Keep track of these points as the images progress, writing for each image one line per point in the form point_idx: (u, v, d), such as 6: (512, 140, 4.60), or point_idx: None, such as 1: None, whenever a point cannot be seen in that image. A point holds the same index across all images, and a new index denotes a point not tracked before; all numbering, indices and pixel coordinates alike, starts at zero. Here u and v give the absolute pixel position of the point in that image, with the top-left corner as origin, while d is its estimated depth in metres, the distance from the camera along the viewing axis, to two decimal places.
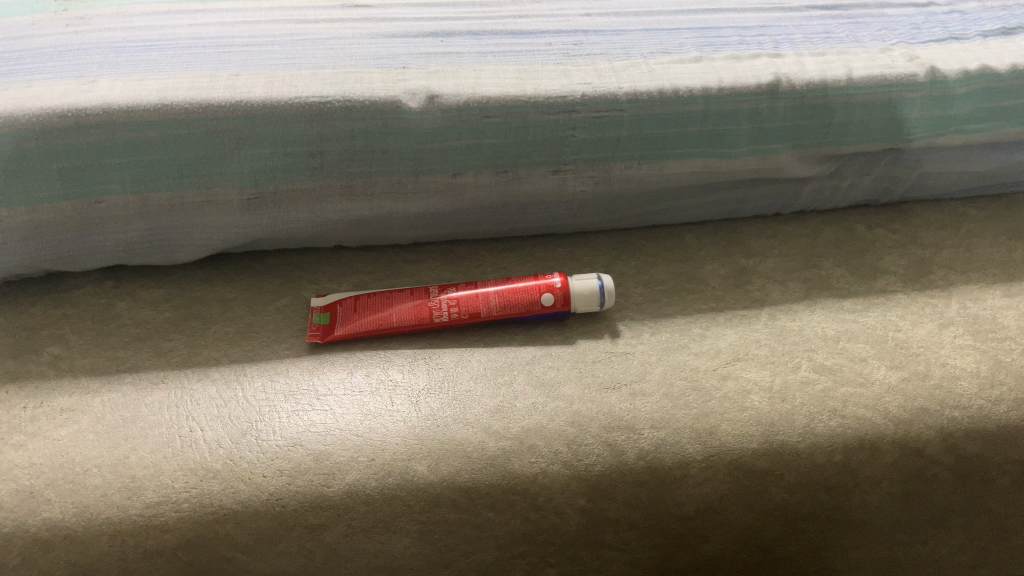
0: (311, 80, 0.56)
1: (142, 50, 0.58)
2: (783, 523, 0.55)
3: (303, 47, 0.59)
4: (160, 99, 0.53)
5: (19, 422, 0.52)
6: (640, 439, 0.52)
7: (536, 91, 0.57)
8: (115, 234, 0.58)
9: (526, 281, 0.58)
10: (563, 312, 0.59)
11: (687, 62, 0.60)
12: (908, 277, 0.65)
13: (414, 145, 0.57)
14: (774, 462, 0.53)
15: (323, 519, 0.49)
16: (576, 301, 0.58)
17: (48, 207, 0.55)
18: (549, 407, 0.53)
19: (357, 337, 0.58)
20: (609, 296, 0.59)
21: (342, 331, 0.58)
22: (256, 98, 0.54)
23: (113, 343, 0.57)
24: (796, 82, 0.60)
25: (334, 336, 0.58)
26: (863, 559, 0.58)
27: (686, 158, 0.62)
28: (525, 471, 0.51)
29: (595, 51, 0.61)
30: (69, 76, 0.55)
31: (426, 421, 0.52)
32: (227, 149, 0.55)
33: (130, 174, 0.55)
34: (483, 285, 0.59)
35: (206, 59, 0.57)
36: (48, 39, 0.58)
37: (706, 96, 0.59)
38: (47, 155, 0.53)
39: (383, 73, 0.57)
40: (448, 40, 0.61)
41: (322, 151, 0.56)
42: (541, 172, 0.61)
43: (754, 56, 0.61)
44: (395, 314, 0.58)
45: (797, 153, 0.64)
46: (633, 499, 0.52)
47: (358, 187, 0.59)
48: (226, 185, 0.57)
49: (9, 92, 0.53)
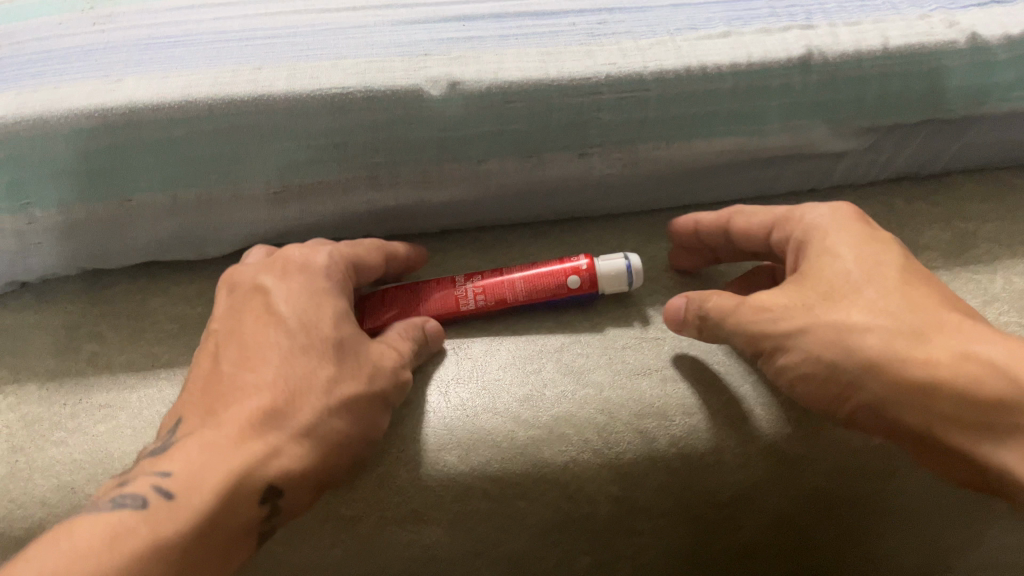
0: (332, 71, 0.55)
1: (167, 47, 0.58)
2: (821, 508, 0.54)
3: (324, 38, 0.59)
4: (184, 96, 0.53)
5: (60, 419, 0.53)
6: (671, 426, 0.51)
7: (559, 74, 0.56)
8: (147, 232, 0.59)
9: (551, 264, 0.57)
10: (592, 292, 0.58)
11: (715, 38, 0.59)
12: (951, 252, 0.63)
13: (437, 133, 0.57)
14: (808, 447, 0.51)
15: (356, 510, 0.49)
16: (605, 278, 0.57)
17: (81, 209, 0.56)
18: (578, 395, 0.53)
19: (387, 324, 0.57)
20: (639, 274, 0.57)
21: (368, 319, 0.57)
22: (277, 92, 0.54)
23: (148, 339, 0.58)
24: (829, 55, 0.58)
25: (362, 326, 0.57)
26: (902, 540, 0.57)
27: (714, 137, 0.61)
28: (555, 459, 0.50)
29: (620, 29, 0.59)
30: (95, 76, 0.55)
31: (455, 411, 0.52)
32: (251, 144, 0.55)
33: (159, 173, 0.56)
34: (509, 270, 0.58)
35: (230, 53, 0.57)
36: (75, 39, 0.59)
37: (735, 72, 0.57)
38: (78, 158, 0.54)
39: (404, 61, 0.56)
40: (470, 24, 0.60)
41: (345, 142, 0.56)
42: (567, 156, 0.60)
43: (785, 28, 0.59)
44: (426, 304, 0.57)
45: (831, 127, 0.62)
46: (665, 487, 0.51)
47: (383, 178, 0.59)
48: (253, 180, 0.57)
49: (38, 95, 0.53)
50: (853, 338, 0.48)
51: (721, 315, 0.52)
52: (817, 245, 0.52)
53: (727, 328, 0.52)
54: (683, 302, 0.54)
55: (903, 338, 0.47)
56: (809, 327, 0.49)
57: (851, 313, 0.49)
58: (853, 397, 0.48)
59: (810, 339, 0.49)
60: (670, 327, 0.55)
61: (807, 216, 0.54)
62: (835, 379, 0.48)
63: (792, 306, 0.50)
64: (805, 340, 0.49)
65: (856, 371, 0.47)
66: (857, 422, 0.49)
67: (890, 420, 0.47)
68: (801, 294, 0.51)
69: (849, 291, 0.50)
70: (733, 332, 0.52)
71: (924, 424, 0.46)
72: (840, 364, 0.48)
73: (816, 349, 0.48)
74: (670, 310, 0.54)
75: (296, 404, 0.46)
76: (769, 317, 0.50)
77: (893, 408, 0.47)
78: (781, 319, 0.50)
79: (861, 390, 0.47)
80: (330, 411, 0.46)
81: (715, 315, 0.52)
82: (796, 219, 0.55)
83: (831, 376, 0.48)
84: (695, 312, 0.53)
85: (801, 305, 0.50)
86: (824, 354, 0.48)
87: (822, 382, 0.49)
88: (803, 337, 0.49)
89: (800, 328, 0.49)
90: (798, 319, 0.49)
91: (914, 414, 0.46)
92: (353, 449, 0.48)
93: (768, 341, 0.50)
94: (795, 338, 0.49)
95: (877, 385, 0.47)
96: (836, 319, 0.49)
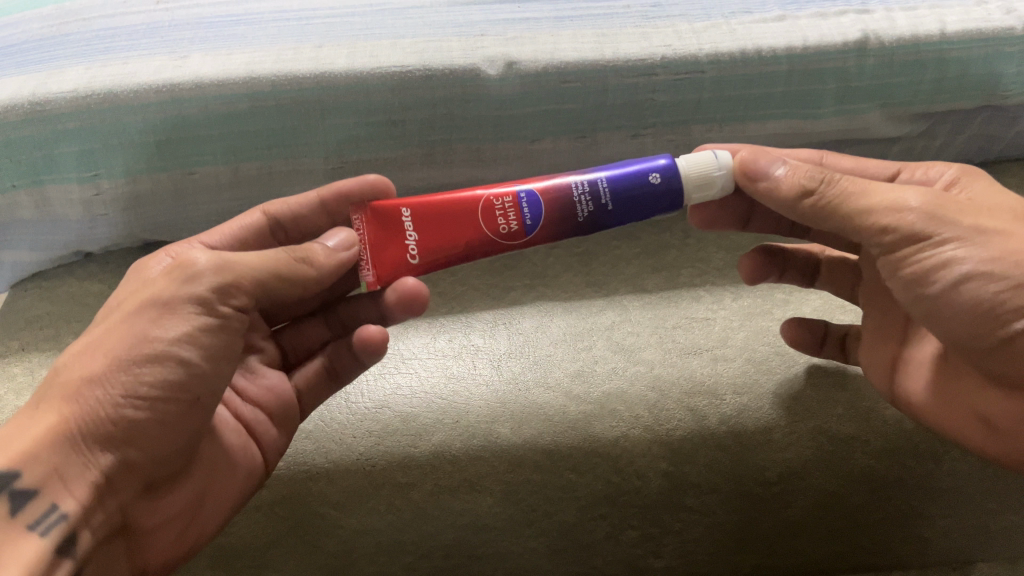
0: (391, 50, 0.56)
1: (229, 25, 0.59)
2: (870, 490, 0.53)
3: (382, 17, 0.60)
4: (249, 72, 0.55)
5: None
6: (722, 404, 0.53)
7: (615, 55, 0.56)
8: (208, 204, 0.60)
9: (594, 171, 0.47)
10: (666, 168, 0.46)
11: (770, 21, 0.59)
12: None
13: (493, 111, 0.57)
14: (858, 428, 0.53)
15: (410, 478, 0.51)
16: (691, 175, 0.46)
17: (147, 179, 0.57)
18: (630, 371, 0.55)
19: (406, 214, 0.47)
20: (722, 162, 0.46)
21: (387, 205, 0.47)
22: (338, 69, 0.55)
23: None
24: (885, 38, 0.58)
25: (377, 214, 0.47)
26: (955, 526, 0.56)
27: (768, 120, 0.61)
28: (607, 434, 0.52)
29: (674, 12, 0.60)
30: (162, 52, 0.57)
31: (509, 385, 0.54)
32: (312, 119, 0.56)
33: (222, 145, 0.57)
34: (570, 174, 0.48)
35: (290, 32, 0.58)
36: (141, 17, 0.60)
37: (791, 55, 0.57)
38: (145, 129, 0.55)
39: (461, 41, 0.57)
40: (525, 6, 0.60)
41: (403, 119, 0.57)
42: (621, 137, 0.61)
43: (841, 13, 0.59)
44: (460, 198, 0.47)
45: (886, 112, 0.61)
46: (715, 463, 0.52)
47: (439, 154, 0.60)
48: (312, 155, 0.58)
49: (108, 70, 0.55)
50: None
51: (851, 190, 0.43)
52: (978, 186, 0.47)
53: (858, 200, 0.42)
54: (779, 173, 0.44)
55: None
56: (1009, 234, 0.41)
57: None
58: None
59: (1008, 244, 0.40)
60: (758, 192, 0.45)
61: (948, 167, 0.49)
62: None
63: (976, 212, 0.42)
64: (995, 243, 0.40)
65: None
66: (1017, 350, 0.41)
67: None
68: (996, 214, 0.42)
69: None
70: (868, 209, 0.42)
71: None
72: None
73: (1013, 254, 0.40)
74: (748, 161, 0.46)
75: (50, 387, 0.41)
76: (952, 210, 0.41)
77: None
78: (969, 217, 0.41)
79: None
80: (88, 359, 0.41)
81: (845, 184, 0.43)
82: (928, 170, 0.49)
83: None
84: (803, 179, 0.44)
85: (994, 216, 0.42)
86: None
87: (1005, 290, 0.39)
88: (996, 241, 0.40)
89: (993, 231, 0.41)
90: (996, 227, 0.41)
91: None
92: (128, 378, 0.40)
93: (946, 228, 0.41)
94: (987, 236, 0.40)
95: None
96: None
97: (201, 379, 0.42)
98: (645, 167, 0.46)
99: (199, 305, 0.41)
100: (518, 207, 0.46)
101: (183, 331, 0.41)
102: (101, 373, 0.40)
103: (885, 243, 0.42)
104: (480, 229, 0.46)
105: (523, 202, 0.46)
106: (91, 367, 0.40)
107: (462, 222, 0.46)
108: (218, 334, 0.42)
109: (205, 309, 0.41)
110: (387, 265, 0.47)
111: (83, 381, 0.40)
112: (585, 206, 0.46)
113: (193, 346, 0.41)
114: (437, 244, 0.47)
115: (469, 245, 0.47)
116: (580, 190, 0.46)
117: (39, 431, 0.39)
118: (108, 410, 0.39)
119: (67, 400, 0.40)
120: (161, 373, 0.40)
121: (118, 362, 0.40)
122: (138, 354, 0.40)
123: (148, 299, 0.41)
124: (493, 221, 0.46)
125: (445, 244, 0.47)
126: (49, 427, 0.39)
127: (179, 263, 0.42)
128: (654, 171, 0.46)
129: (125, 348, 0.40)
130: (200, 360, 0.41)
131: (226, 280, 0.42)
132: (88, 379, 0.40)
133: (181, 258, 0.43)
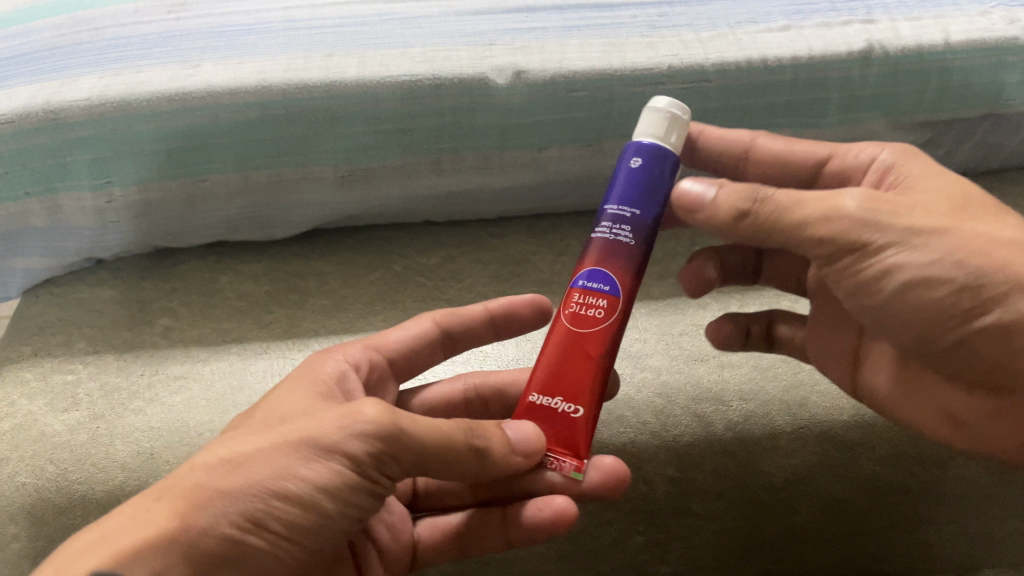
0: (401, 59, 0.57)
1: (241, 34, 0.60)
2: (874, 495, 0.54)
3: (391, 27, 0.60)
4: (259, 80, 0.55)
5: (138, 389, 0.56)
6: (728, 411, 0.54)
7: (622, 64, 0.57)
8: (218, 211, 0.60)
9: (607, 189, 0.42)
10: (640, 147, 0.42)
11: (775, 31, 0.59)
12: None
13: (501, 119, 0.58)
14: (864, 435, 0.54)
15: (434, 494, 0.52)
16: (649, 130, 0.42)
17: (157, 186, 0.58)
18: (636, 378, 0.55)
19: (535, 391, 0.42)
20: (669, 105, 0.42)
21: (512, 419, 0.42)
22: (349, 78, 0.56)
23: (219, 316, 0.60)
24: (889, 48, 0.58)
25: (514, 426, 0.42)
26: (960, 533, 0.56)
27: (774, 129, 0.61)
28: (614, 440, 0.53)
29: (680, 22, 0.60)
30: (173, 61, 0.57)
31: None
32: (322, 127, 0.57)
33: (232, 154, 0.57)
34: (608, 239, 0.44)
35: (301, 41, 0.59)
36: (153, 26, 0.61)
37: (795, 65, 0.58)
38: (157, 137, 0.56)
39: (470, 50, 0.58)
40: (532, 16, 0.61)
41: (412, 128, 0.58)
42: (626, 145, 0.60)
43: (845, 23, 0.60)
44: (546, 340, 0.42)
45: (890, 121, 0.62)
46: (721, 469, 0.53)
47: (447, 162, 0.60)
48: (322, 163, 0.58)
49: (120, 78, 0.56)
50: (1011, 253, 0.39)
51: (790, 204, 0.39)
52: (912, 167, 0.43)
53: (793, 213, 0.39)
54: (705, 189, 0.41)
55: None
56: (948, 229, 0.39)
57: (989, 225, 0.40)
58: (991, 310, 0.39)
59: (949, 241, 0.39)
60: (695, 221, 0.42)
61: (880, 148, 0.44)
62: (974, 289, 0.38)
63: (908, 211, 0.39)
64: (936, 242, 0.39)
65: (1011, 282, 0.38)
66: (972, 347, 0.40)
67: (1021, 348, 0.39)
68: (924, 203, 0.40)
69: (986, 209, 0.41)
70: (806, 222, 0.39)
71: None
72: (986, 271, 0.38)
73: (956, 252, 0.39)
74: (680, 189, 0.41)
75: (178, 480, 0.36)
76: (888, 210, 0.39)
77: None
78: (905, 213, 0.39)
79: (1006, 305, 0.38)
80: (226, 465, 0.36)
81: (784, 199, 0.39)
82: (857, 152, 0.45)
83: (972, 286, 0.38)
84: (736, 194, 0.40)
85: (928, 215, 0.39)
86: (969, 260, 0.38)
87: (951, 293, 0.39)
88: (938, 238, 0.39)
89: (934, 228, 0.39)
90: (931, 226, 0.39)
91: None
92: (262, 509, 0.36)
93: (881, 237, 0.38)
94: (927, 236, 0.39)
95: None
96: (979, 229, 0.39)
97: (325, 529, 0.37)
98: (627, 155, 0.42)
99: (353, 460, 0.36)
100: (588, 292, 0.41)
101: (328, 480, 0.36)
102: (235, 491, 0.36)
103: (825, 252, 0.39)
104: (589, 332, 0.41)
105: (587, 284, 0.41)
106: (237, 483, 0.36)
107: (564, 344, 0.41)
108: (362, 496, 0.38)
109: (358, 467, 0.37)
110: (567, 435, 0.41)
111: (210, 490, 0.36)
112: (622, 231, 0.41)
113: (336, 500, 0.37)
114: (578, 378, 0.41)
115: (597, 351, 0.41)
116: (604, 227, 0.42)
117: (147, 531, 0.34)
118: (225, 531, 0.35)
119: (194, 507, 0.35)
120: (294, 514, 0.36)
121: (255, 488, 0.36)
122: (280, 488, 0.36)
123: (309, 434, 0.37)
124: (588, 317, 0.41)
125: (581, 368, 0.41)
126: (164, 530, 0.34)
127: (350, 406, 0.38)
128: (630, 155, 0.42)
129: (267, 476, 0.36)
130: (332, 513, 0.37)
131: (389, 450, 0.37)
132: (216, 492, 0.35)
133: (353, 402, 0.38)
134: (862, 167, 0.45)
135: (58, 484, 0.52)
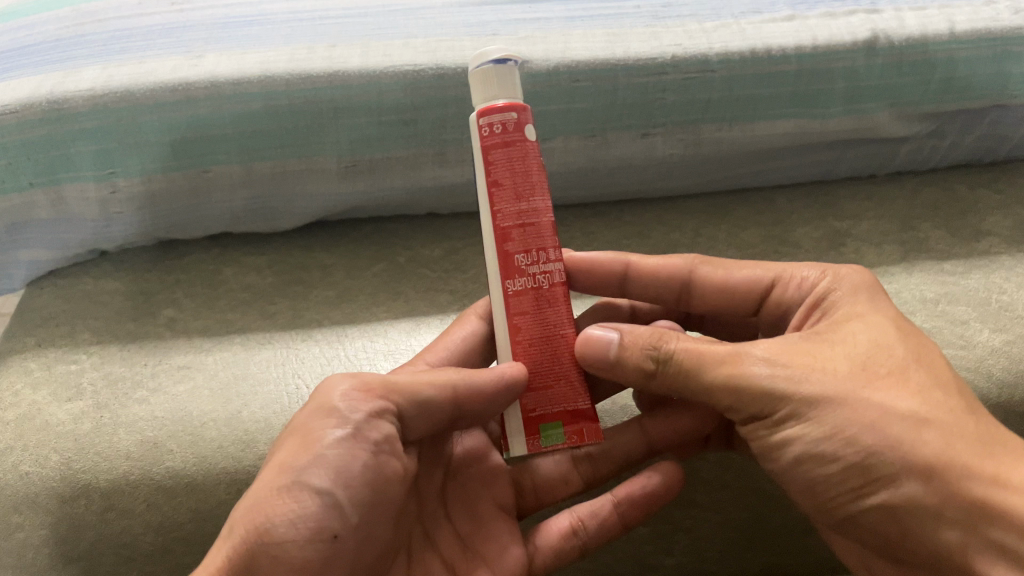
0: (404, 49, 0.57)
1: (244, 25, 0.60)
2: None
3: (394, 18, 0.61)
4: (262, 71, 0.55)
5: (142, 378, 0.56)
6: None
7: (626, 53, 0.57)
8: (221, 202, 0.60)
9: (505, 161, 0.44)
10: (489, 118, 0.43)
11: (779, 21, 0.60)
12: (1014, 239, 0.63)
13: None
14: None
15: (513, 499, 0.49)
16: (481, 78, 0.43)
17: (161, 177, 0.57)
18: None
19: None
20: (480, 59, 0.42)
21: None
22: (352, 68, 0.56)
23: (223, 307, 0.60)
24: (894, 38, 0.58)
25: None
26: None
27: (777, 120, 0.60)
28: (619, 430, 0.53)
29: (684, 13, 0.61)
30: (178, 52, 0.57)
31: None
32: (326, 119, 0.56)
33: (237, 145, 0.57)
34: (537, 236, 0.43)
35: (304, 32, 0.59)
36: (156, 18, 0.61)
37: (800, 54, 0.58)
38: (161, 128, 0.55)
39: (473, 40, 0.58)
40: (536, 8, 0.62)
41: (415, 118, 0.57)
42: (631, 136, 0.60)
43: (850, 13, 0.60)
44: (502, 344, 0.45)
45: (895, 112, 0.61)
46: (725, 460, 0.52)
47: (451, 154, 0.60)
48: (325, 154, 0.58)
49: (124, 69, 0.56)
50: (903, 430, 0.38)
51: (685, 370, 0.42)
52: (839, 313, 0.44)
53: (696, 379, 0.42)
54: (614, 337, 0.44)
55: (961, 440, 0.38)
56: (843, 398, 0.39)
57: (891, 395, 0.39)
58: (878, 491, 0.38)
59: (841, 414, 0.39)
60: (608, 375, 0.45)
61: (820, 274, 0.47)
62: (861, 469, 0.38)
63: (811, 371, 0.40)
64: (831, 415, 0.39)
65: (901, 463, 0.37)
66: (865, 521, 0.40)
67: (913, 533, 0.38)
68: (825, 359, 0.41)
69: (894, 368, 0.40)
70: (711, 386, 0.42)
71: (960, 551, 0.37)
72: (875, 452, 0.38)
73: (848, 428, 0.38)
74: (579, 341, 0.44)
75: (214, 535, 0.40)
76: (785, 377, 0.40)
77: (924, 519, 0.37)
78: (803, 381, 0.40)
79: (895, 488, 0.37)
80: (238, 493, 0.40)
81: (678, 362, 0.42)
82: (799, 281, 0.47)
83: (859, 465, 0.38)
84: (641, 351, 0.43)
85: (829, 376, 0.40)
86: (858, 437, 0.38)
87: (841, 469, 0.39)
88: (832, 410, 0.39)
89: (828, 397, 0.39)
90: (833, 392, 0.39)
91: (956, 535, 0.36)
92: (272, 505, 0.37)
93: (781, 405, 0.40)
94: (821, 408, 0.39)
95: (917, 489, 0.37)
96: (878, 397, 0.39)
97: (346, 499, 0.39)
98: None
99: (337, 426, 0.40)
100: None
101: (316, 453, 0.39)
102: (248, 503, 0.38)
103: (737, 416, 0.42)
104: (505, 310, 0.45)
105: None
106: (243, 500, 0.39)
107: None
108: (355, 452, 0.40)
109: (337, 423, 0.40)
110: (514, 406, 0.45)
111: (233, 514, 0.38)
112: None
113: (324, 473, 0.39)
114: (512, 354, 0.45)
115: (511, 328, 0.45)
116: None
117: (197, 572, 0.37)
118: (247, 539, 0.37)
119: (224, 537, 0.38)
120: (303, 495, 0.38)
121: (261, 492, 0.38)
122: (280, 480, 0.38)
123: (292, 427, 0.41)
124: None
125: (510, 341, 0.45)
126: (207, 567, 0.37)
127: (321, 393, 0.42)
128: None
129: (264, 482, 0.39)
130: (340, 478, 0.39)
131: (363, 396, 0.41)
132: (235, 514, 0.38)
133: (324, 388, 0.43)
134: (801, 297, 0.47)
135: (62, 473, 0.52)
